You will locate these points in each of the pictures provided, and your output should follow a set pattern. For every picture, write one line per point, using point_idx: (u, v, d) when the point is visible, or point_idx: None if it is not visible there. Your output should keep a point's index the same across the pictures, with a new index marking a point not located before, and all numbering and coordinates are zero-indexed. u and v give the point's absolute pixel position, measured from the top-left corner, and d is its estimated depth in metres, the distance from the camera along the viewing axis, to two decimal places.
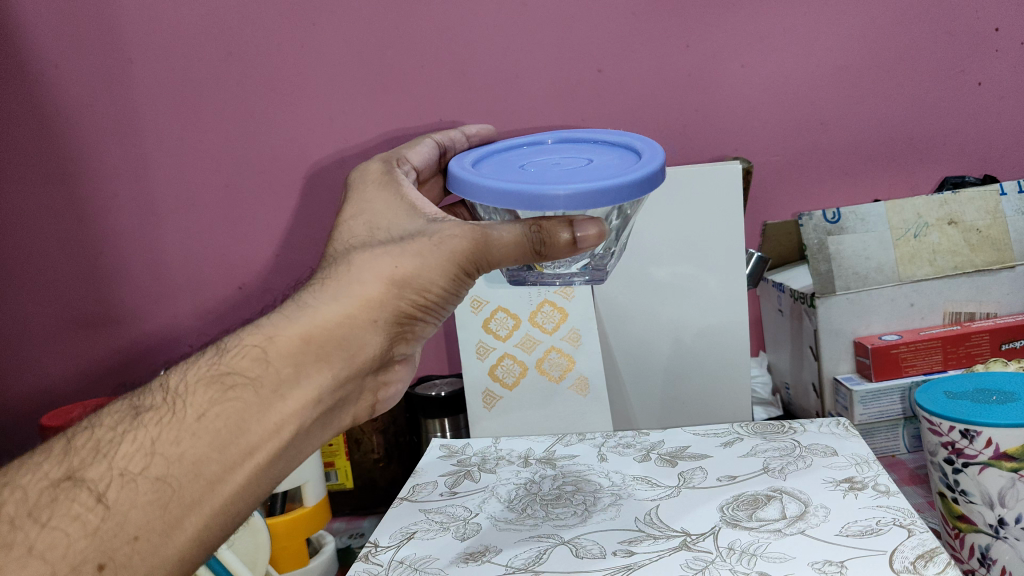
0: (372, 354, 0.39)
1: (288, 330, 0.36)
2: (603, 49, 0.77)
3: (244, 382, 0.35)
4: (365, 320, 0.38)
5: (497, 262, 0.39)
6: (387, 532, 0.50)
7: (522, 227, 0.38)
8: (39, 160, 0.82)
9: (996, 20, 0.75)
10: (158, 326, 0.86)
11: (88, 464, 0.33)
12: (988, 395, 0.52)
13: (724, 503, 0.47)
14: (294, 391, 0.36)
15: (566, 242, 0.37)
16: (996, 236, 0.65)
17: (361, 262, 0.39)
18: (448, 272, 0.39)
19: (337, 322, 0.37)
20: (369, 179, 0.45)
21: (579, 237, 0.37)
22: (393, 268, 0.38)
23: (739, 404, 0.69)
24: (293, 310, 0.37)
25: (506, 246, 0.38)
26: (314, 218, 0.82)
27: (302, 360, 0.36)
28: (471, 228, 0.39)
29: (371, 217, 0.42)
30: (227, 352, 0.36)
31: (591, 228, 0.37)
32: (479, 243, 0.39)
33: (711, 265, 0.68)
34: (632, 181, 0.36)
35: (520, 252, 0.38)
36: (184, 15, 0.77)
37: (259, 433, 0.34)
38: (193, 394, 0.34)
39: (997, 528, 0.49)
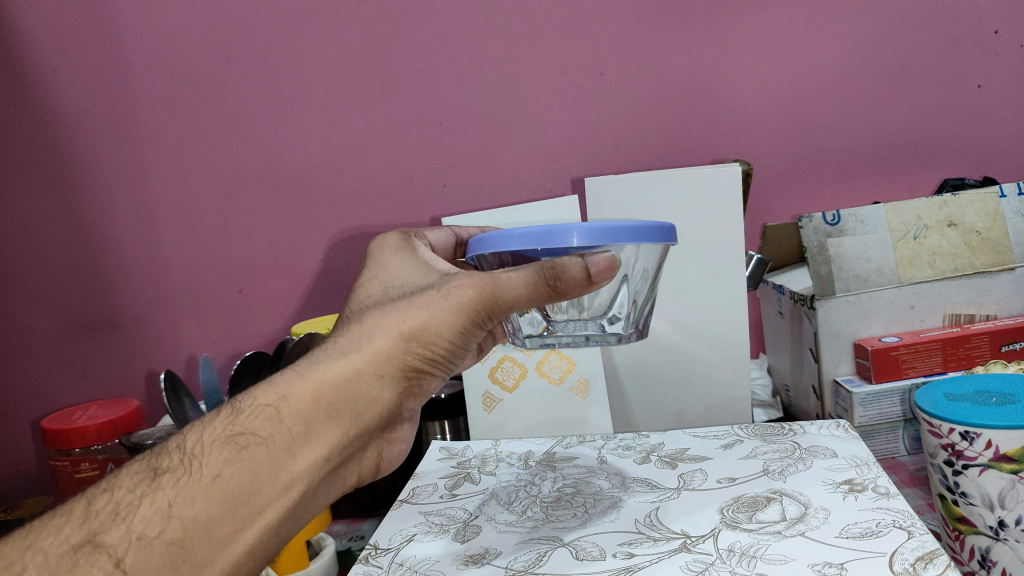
0: (381, 411, 0.40)
1: (302, 387, 0.38)
2: (603, 53, 0.77)
3: (257, 442, 0.36)
4: (373, 376, 0.39)
5: (508, 308, 0.40)
6: (387, 535, 0.50)
7: (530, 271, 0.39)
8: (39, 162, 0.82)
9: (996, 24, 0.75)
10: (154, 332, 0.85)
11: (106, 528, 0.34)
12: (986, 396, 0.52)
13: (724, 505, 0.47)
14: (305, 449, 0.37)
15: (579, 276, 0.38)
16: (996, 238, 0.65)
17: (374, 320, 0.40)
18: (457, 324, 0.40)
19: (348, 376, 0.38)
20: (386, 247, 0.48)
21: (592, 266, 0.38)
22: (402, 322, 0.40)
23: (741, 406, 0.68)
24: (307, 368, 0.39)
25: (516, 291, 0.39)
26: (314, 223, 0.82)
27: (313, 419, 0.37)
28: (479, 277, 0.40)
29: (387, 279, 0.44)
30: (241, 412, 0.38)
31: (602, 258, 0.39)
32: (488, 290, 0.40)
33: (710, 268, 0.68)
34: (640, 225, 0.39)
35: (533, 293, 0.39)
36: (188, 20, 0.78)
37: (270, 492, 0.36)
38: (208, 455, 0.36)
39: (997, 529, 0.49)
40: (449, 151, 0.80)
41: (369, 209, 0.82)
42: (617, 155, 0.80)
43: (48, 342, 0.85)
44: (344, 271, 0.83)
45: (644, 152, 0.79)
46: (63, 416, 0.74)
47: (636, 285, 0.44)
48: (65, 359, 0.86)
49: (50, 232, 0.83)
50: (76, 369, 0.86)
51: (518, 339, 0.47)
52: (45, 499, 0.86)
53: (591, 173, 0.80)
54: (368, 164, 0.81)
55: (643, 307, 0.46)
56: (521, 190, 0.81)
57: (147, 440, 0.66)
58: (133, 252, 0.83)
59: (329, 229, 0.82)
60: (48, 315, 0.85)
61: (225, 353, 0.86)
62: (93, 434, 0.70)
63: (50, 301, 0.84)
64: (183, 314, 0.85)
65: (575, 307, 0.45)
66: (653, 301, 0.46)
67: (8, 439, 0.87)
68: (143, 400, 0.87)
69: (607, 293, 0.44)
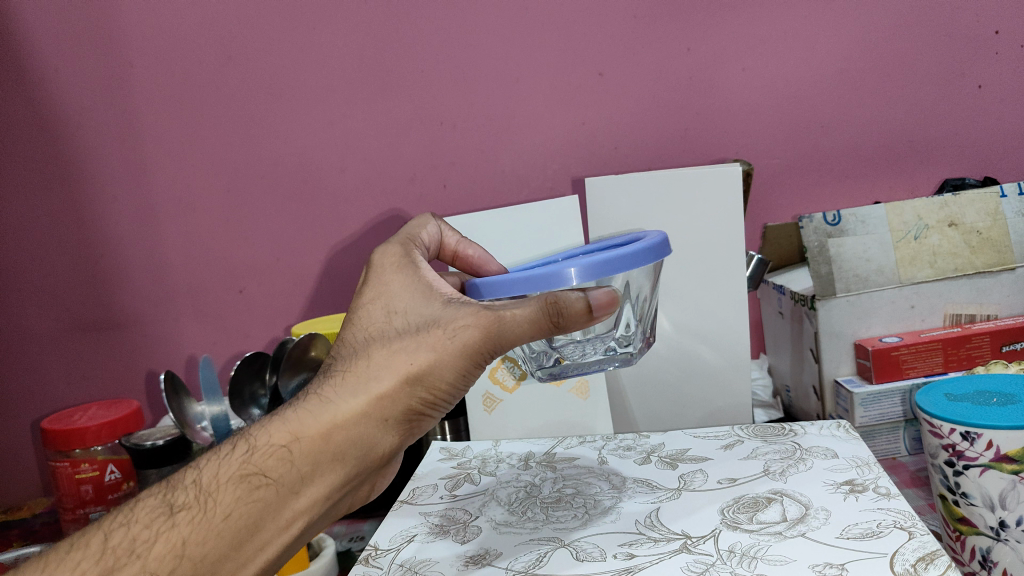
0: (384, 452, 0.41)
1: (311, 428, 0.38)
2: (603, 52, 0.77)
3: (268, 483, 0.38)
4: (378, 418, 0.40)
5: (511, 345, 0.41)
6: (387, 536, 0.50)
7: (533, 312, 0.40)
8: (37, 163, 0.81)
9: (996, 24, 0.75)
10: (153, 333, 0.85)
11: (122, 565, 0.36)
12: (988, 397, 0.52)
13: (724, 506, 0.47)
14: (310, 489, 0.38)
15: (581, 311, 0.39)
16: (996, 238, 0.65)
17: (381, 356, 0.40)
18: (461, 366, 0.41)
19: (354, 419, 0.39)
20: (387, 262, 0.46)
21: (593, 300, 0.39)
22: (409, 364, 0.40)
23: (741, 407, 0.68)
24: (315, 405, 0.39)
25: (520, 332, 0.40)
26: (313, 223, 0.82)
27: (320, 460, 0.38)
28: (484, 317, 0.40)
29: (391, 301, 0.43)
30: (254, 449, 0.38)
31: (602, 294, 0.40)
32: (494, 330, 0.40)
33: (710, 269, 0.67)
34: (635, 250, 0.41)
35: (536, 330, 0.40)
36: (188, 20, 0.78)
37: (273, 529, 0.38)
38: (221, 493, 0.37)
39: (998, 530, 0.49)
40: (449, 151, 0.80)
41: (369, 209, 0.82)
42: (616, 154, 0.79)
43: (47, 342, 0.85)
44: (343, 270, 0.83)
45: (644, 152, 0.79)
46: (64, 417, 0.74)
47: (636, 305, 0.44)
48: (64, 359, 0.85)
49: (49, 232, 0.83)
50: (75, 369, 0.86)
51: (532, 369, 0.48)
52: (43, 500, 0.86)
53: (591, 173, 0.80)
54: (367, 164, 0.81)
55: (647, 320, 0.47)
56: (521, 190, 0.81)
57: (145, 440, 0.67)
58: (132, 252, 0.83)
59: (329, 229, 0.82)
60: (47, 315, 0.84)
61: (224, 353, 0.86)
62: (93, 435, 0.70)
63: (49, 301, 0.84)
64: (183, 314, 0.85)
65: (581, 332, 0.45)
66: (655, 309, 0.47)
67: (8, 440, 0.87)
68: (143, 399, 0.87)
69: (612, 318, 0.44)
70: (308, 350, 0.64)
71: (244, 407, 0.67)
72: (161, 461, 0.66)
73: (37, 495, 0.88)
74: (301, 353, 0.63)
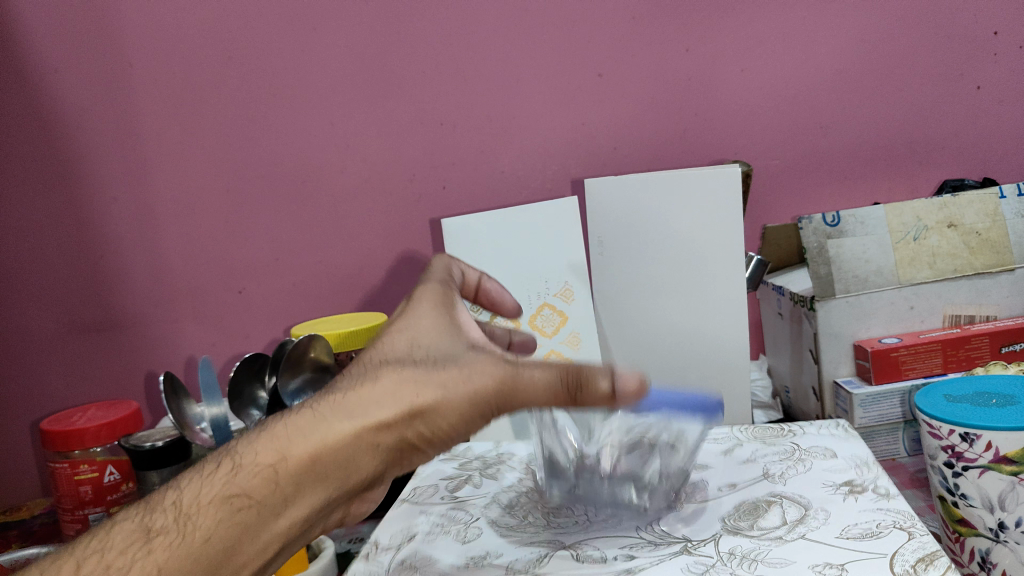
0: (366, 480, 0.38)
1: (304, 448, 0.36)
2: (602, 53, 0.77)
3: (251, 504, 0.35)
4: (371, 447, 0.37)
5: (524, 404, 0.40)
6: (389, 531, 0.50)
7: (557, 374, 0.39)
8: (36, 164, 0.81)
9: (995, 25, 0.75)
10: (152, 334, 0.85)
11: None
12: (987, 398, 0.51)
13: (725, 512, 0.47)
14: (289, 513, 0.36)
15: (603, 392, 0.39)
16: (995, 239, 0.65)
17: (389, 384, 0.38)
18: (465, 411, 0.39)
19: (348, 445, 0.37)
20: (422, 298, 0.45)
21: (619, 385, 0.39)
22: (415, 396, 0.38)
23: (741, 408, 0.68)
24: (311, 423, 0.37)
25: (537, 390, 0.39)
26: (312, 224, 0.82)
27: (305, 482, 0.36)
28: (505, 368, 0.39)
29: (415, 334, 0.42)
30: (240, 468, 0.36)
31: (631, 379, 0.39)
32: (512, 382, 0.39)
33: (711, 266, 0.67)
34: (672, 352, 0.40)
35: (555, 397, 0.39)
36: (187, 20, 0.78)
37: (245, 554, 0.35)
38: (202, 516, 0.35)
39: (997, 531, 0.49)
40: (448, 151, 0.80)
41: (368, 210, 0.82)
42: (616, 155, 0.79)
43: (46, 343, 0.85)
44: (343, 271, 0.83)
45: (643, 153, 0.79)
46: (63, 417, 0.74)
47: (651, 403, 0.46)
48: (64, 359, 0.85)
49: (48, 233, 0.83)
50: (74, 371, 0.86)
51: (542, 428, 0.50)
52: (42, 501, 0.86)
53: (591, 174, 0.80)
54: (367, 165, 0.81)
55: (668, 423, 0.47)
56: (520, 191, 0.81)
57: (144, 441, 0.67)
58: (131, 253, 0.83)
59: (328, 230, 0.82)
60: (46, 316, 0.84)
61: (224, 353, 0.86)
62: (92, 436, 0.70)
63: (49, 301, 0.84)
64: (182, 314, 0.85)
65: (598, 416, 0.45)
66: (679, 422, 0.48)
67: (7, 442, 0.87)
68: (142, 400, 0.87)
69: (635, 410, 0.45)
70: (307, 351, 0.64)
71: (243, 408, 0.67)
72: (159, 462, 0.66)
73: (36, 496, 0.88)
74: (301, 353, 0.63)
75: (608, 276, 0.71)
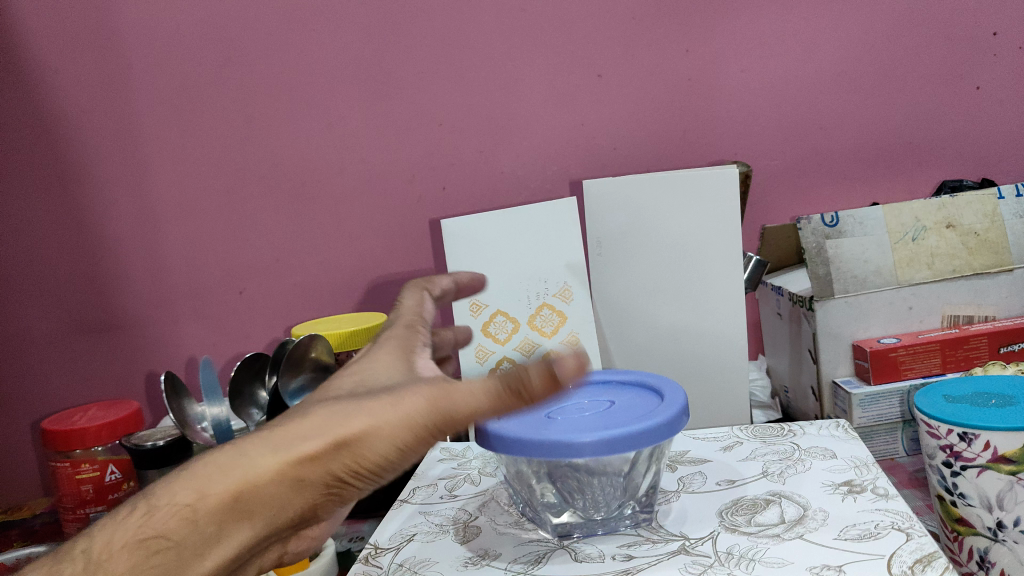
0: (297, 518, 0.35)
1: (219, 488, 0.34)
2: (602, 54, 0.77)
3: (168, 546, 0.34)
4: (292, 486, 0.34)
5: (463, 420, 0.34)
6: (387, 534, 0.50)
7: (497, 388, 0.33)
8: (38, 164, 0.82)
9: (994, 26, 0.75)
10: (152, 334, 0.85)
11: None
12: (986, 398, 0.52)
13: (723, 509, 0.47)
14: (212, 553, 0.34)
15: (541, 382, 0.32)
16: (993, 240, 0.65)
17: (320, 417, 0.35)
18: (398, 441, 0.35)
19: (267, 484, 0.34)
20: (391, 338, 0.42)
21: (555, 368, 0.32)
22: (345, 429, 0.34)
23: (739, 408, 0.68)
24: (231, 459, 0.34)
25: (476, 406, 0.34)
26: (313, 224, 0.83)
27: (222, 523, 0.34)
28: (442, 387, 0.35)
29: (367, 370, 0.38)
30: (154, 510, 0.34)
31: (569, 359, 0.32)
32: (448, 402, 0.34)
33: (712, 269, 0.67)
34: (650, 428, 0.43)
35: (493, 405, 0.33)
36: (188, 22, 0.78)
37: None
38: (116, 560, 0.34)
39: (995, 531, 0.49)
40: (448, 152, 0.80)
41: (369, 210, 0.82)
42: (616, 156, 0.80)
43: (47, 343, 0.85)
44: (343, 272, 0.83)
45: (643, 153, 0.79)
46: (64, 417, 0.74)
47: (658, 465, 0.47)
48: (64, 360, 0.86)
49: (50, 233, 0.83)
50: (75, 371, 0.86)
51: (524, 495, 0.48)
52: (43, 501, 0.86)
53: (590, 174, 0.80)
54: (367, 165, 0.81)
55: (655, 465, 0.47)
56: (520, 192, 0.81)
57: (145, 440, 0.68)
58: (132, 253, 0.84)
59: (329, 230, 0.83)
60: (47, 317, 0.85)
61: (224, 354, 0.86)
62: (93, 436, 0.70)
63: (50, 302, 0.84)
64: (183, 315, 0.85)
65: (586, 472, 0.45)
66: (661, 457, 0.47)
67: (8, 441, 0.87)
68: (143, 400, 0.87)
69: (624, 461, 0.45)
70: (309, 350, 0.64)
71: (243, 407, 0.68)
72: (160, 461, 0.66)
73: (37, 496, 0.88)
74: (302, 353, 0.63)
75: (607, 276, 0.71)
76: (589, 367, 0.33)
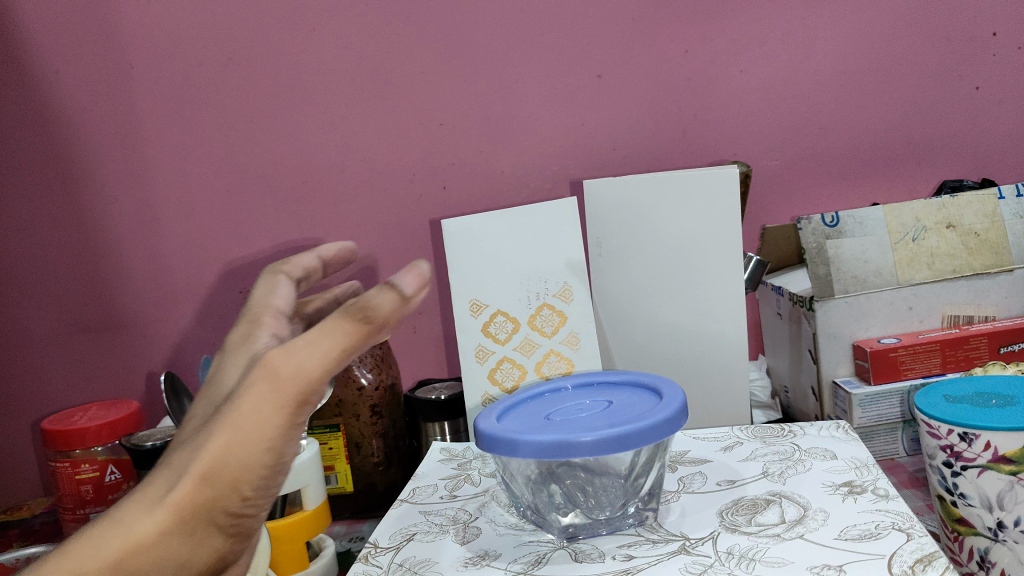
0: (199, 567, 0.32)
1: (91, 567, 0.30)
2: (602, 54, 0.77)
3: None
4: (175, 535, 0.31)
5: (320, 385, 0.31)
6: (387, 533, 0.50)
7: (337, 338, 0.31)
8: (37, 164, 0.82)
9: (993, 26, 0.76)
10: (152, 334, 0.85)
11: None
12: (987, 398, 0.51)
13: (724, 509, 0.47)
14: None
15: (388, 306, 0.30)
16: (993, 240, 0.66)
17: (176, 457, 0.31)
18: (264, 444, 0.31)
19: (147, 545, 0.30)
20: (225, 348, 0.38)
21: (400, 286, 0.30)
22: (200, 454, 0.31)
23: (739, 408, 0.68)
24: (96, 533, 0.31)
25: (322, 370, 0.31)
26: (312, 224, 0.83)
27: None
28: (275, 358, 0.31)
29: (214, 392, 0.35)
30: None
31: (410, 274, 0.31)
32: (292, 376, 0.31)
33: (711, 269, 0.67)
34: (648, 426, 0.43)
35: (347, 348, 0.31)
36: (188, 22, 0.78)
37: None
38: None
39: (996, 531, 0.49)
40: (448, 152, 0.80)
41: (369, 210, 0.82)
42: (615, 156, 0.80)
43: (47, 343, 0.85)
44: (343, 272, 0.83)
45: (643, 153, 0.79)
46: (64, 417, 0.74)
47: (659, 468, 0.48)
48: (64, 359, 0.86)
49: (49, 233, 0.83)
50: (74, 370, 0.86)
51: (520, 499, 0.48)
52: (44, 500, 0.86)
53: (590, 174, 0.80)
54: (367, 165, 0.81)
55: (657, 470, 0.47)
56: (520, 192, 0.81)
57: (145, 441, 0.68)
58: (132, 253, 0.84)
59: (328, 230, 0.83)
60: (47, 316, 0.85)
61: None
62: (93, 435, 0.70)
63: (49, 301, 0.84)
64: (183, 314, 0.85)
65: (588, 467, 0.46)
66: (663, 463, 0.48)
67: (8, 441, 0.87)
68: (143, 400, 0.87)
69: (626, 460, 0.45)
70: None
71: None
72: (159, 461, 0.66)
73: (37, 495, 0.88)
74: None
75: (607, 276, 0.71)
76: (429, 273, 0.32)
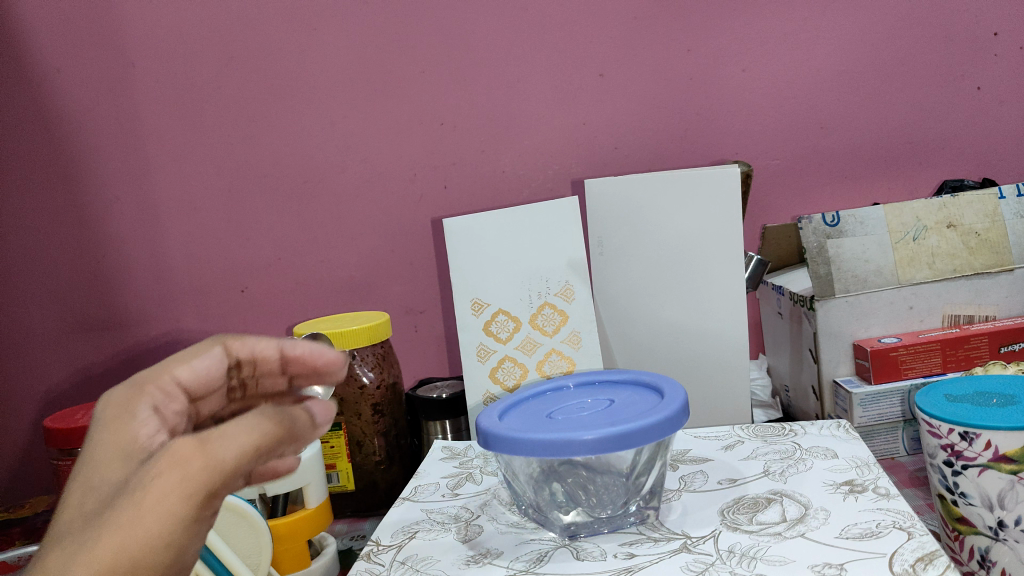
0: None
1: None
2: (604, 54, 0.77)
3: None
4: None
5: (234, 481, 0.30)
6: (389, 531, 0.50)
7: (254, 436, 0.30)
8: (39, 163, 0.82)
9: (995, 26, 0.76)
10: (153, 332, 0.85)
11: None
12: (988, 398, 0.52)
13: (725, 508, 0.48)
14: None
15: (305, 422, 0.34)
16: (994, 240, 0.66)
17: (54, 563, 0.28)
18: (166, 544, 0.29)
19: None
20: (98, 423, 0.34)
21: (315, 416, 0.35)
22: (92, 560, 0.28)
23: (740, 407, 0.69)
24: None
25: (241, 463, 0.30)
26: (313, 223, 0.83)
27: None
28: (189, 448, 0.29)
29: (86, 479, 0.31)
30: None
31: (320, 408, 0.37)
32: (202, 470, 0.29)
33: (713, 268, 0.67)
34: (649, 424, 0.43)
35: (260, 448, 0.31)
36: (190, 21, 0.79)
37: None
38: None
39: (996, 530, 0.49)
40: (450, 152, 0.80)
41: (370, 209, 0.82)
42: (617, 155, 0.80)
43: (48, 342, 0.85)
44: (344, 271, 0.84)
45: (644, 153, 0.79)
46: (65, 415, 0.74)
47: (661, 466, 0.48)
48: (65, 358, 0.86)
49: (51, 232, 0.83)
50: (76, 369, 0.86)
51: (522, 497, 0.48)
52: (46, 498, 0.86)
53: (591, 174, 0.80)
54: (369, 165, 0.81)
55: (660, 469, 0.47)
56: (521, 191, 0.81)
57: None
58: (133, 252, 0.84)
59: (330, 229, 0.83)
60: (49, 315, 0.85)
61: None
62: None
63: (50, 300, 0.84)
64: (184, 313, 0.85)
65: (589, 466, 0.46)
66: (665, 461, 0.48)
67: (9, 439, 0.87)
68: None
69: (629, 458, 0.45)
70: None
71: None
72: None
73: (38, 493, 0.88)
74: None
75: (608, 276, 0.71)
76: (333, 415, 0.37)
